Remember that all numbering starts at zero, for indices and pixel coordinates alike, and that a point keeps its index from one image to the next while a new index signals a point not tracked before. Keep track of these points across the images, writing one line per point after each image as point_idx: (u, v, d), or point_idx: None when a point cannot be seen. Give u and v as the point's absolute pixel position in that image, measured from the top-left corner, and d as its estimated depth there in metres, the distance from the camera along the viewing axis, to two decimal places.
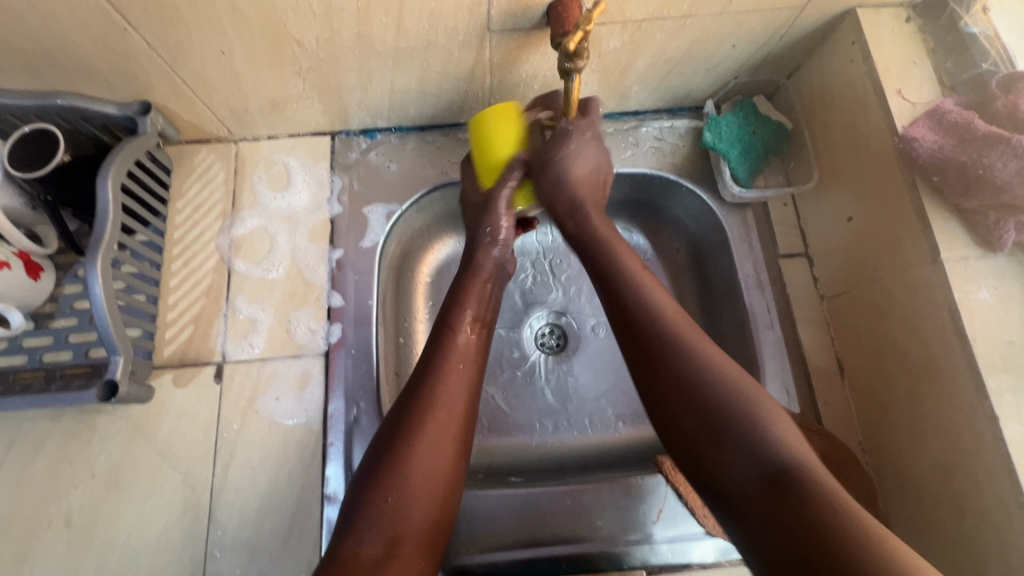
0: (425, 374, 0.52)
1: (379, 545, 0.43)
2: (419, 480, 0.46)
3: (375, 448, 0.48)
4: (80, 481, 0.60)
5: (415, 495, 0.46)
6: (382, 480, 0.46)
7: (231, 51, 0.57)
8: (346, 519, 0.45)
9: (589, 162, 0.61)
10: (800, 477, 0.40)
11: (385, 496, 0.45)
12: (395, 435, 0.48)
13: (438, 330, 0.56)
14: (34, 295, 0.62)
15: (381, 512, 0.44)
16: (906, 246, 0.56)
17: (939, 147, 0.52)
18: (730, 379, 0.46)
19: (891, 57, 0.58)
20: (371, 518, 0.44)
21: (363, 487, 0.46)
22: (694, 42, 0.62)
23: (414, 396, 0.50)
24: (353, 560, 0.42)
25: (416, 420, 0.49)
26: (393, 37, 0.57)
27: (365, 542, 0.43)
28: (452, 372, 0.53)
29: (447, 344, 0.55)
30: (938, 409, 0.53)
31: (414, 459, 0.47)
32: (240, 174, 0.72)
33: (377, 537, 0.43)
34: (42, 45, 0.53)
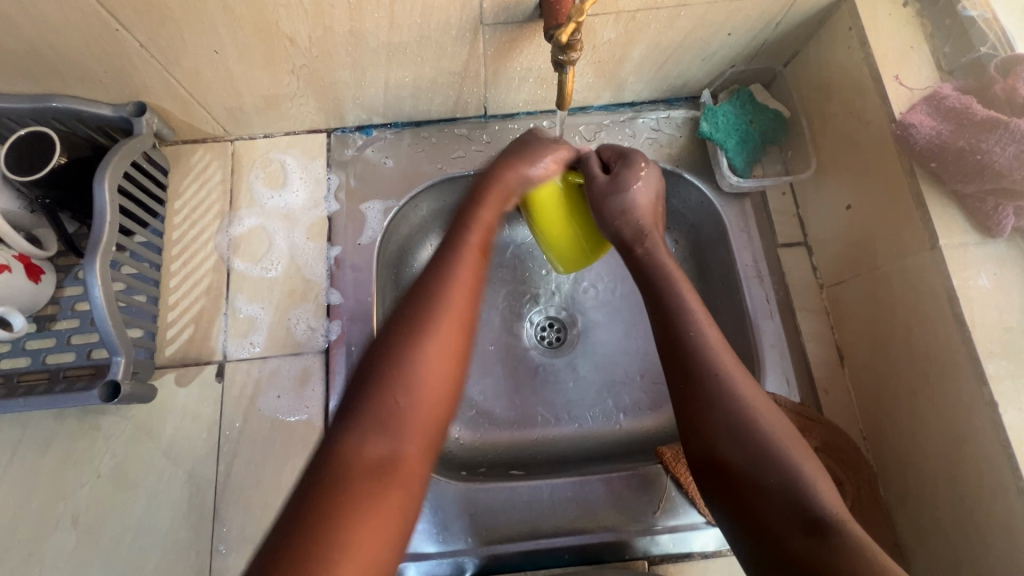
0: (437, 267, 0.45)
1: (381, 448, 0.38)
2: (431, 384, 0.40)
3: (381, 336, 0.42)
4: (86, 480, 0.60)
5: (422, 397, 0.40)
6: (391, 387, 0.39)
7: (223, 50, 0.57)
8: (339, 419, 0.39)
9: (651, 190, 0.57)
10: (811, 500, 0.38)
11: (393, 410, 0.39)
12: (406, 326, 0.42)
13: (452, 226, 0.49)
14: (35, 298, 0.63)
15: (391, 422, 0.39)
16: (905, 233, 0.56)
17: (937, 133, 0.52)
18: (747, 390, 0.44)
19: (889, 43, 0.58)
20: (379, 425, 0.38)
21: (364, 386, 0.39)
22: (689, 31, 0.62)
23: (428, 288, 0.44)
24: (353, 460, 0.36)
25: (432, 322, 0.42)
26: (386, 33, 0.57)
27: (369, 445, 0.37)
28: (467, 265, 0.46)
29: (460, 240, 0.47)
30: (938, 397, 0.53)
31: (420, 350, 0.41)
32: (237, 173, 0.72)
33: (379, 440, 0.38)
34: (35, 48, 0.53)
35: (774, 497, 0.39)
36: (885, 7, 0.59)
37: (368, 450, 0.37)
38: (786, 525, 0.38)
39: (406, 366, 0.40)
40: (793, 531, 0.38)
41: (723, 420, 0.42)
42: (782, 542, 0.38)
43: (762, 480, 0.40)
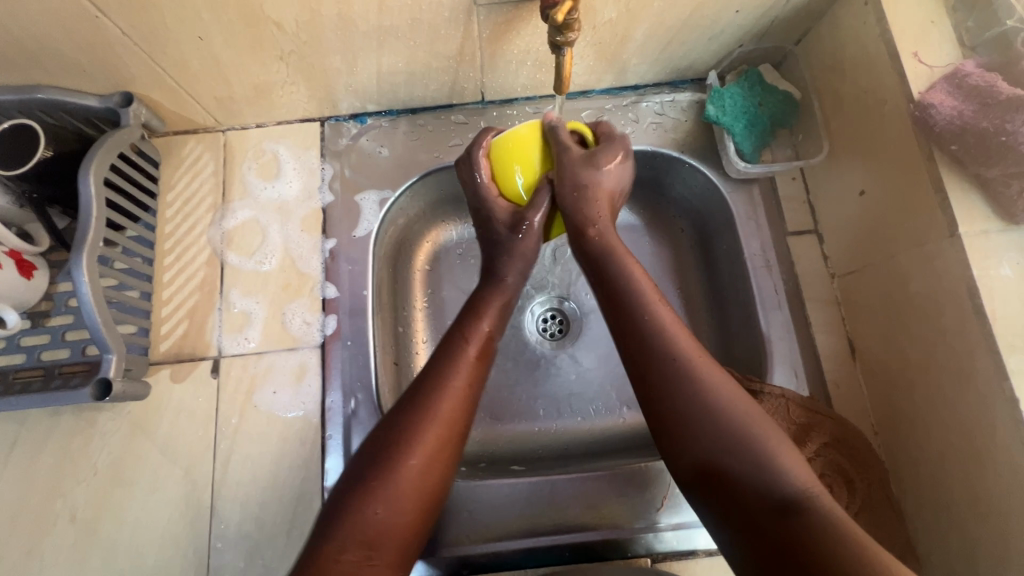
0: (427, 383, 0.46)
1: (356, 554, 0.39)
2: (412, 488, 0.42)
3: (362, 451, 0.44)
4: (83, 478, 0.60)
5: (400, 506, 0.41)
6: (368, 496, 0.41)
7: (207, 36, 0.55)
8: (323, 524, 0.41)
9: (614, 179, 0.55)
10: (781, 484, 0.39)
11: (365, 509, 0.41)
12: (393, 441, 0.43)
13: (450, 336, 0.50)
14: (28, 294, 0.62)
15: (363, 519, 0.40)
16: (922, 221, 0.53)
17: (958, 114, 0.49)
18: (710, 375, 0.44)
19: (907, 17, 0.54)
20: (349, 530, 0.40)
21: (349, 496, 0.41)
22: (695, 9, 0.59)
23: (416, 402, 0.45)
24: (329, 567, 0.39)
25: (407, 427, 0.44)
26: (375, 16, 0.55)
27: (346, 553, 0.39)
28: (458, 383, 0.47)
29: (457, 353, 0.49)
30: (955, 392, 0.51)
31: (403, 467, 0.42)
32: (229, 164, 0.71)
33: (355, 547, 0.40)
34: (14, 37, 0.52)
35: (742, 485, 0.39)
36: None
37: (343, 559, 0.39)
38: (758, 513, 0.38)
39: (374, 478, 0.42)
40: (765, 516, 0.38)
41: (689, 406, 0.43)
42: (756, 526, 0.38)
43: (740, 481, 0.40)
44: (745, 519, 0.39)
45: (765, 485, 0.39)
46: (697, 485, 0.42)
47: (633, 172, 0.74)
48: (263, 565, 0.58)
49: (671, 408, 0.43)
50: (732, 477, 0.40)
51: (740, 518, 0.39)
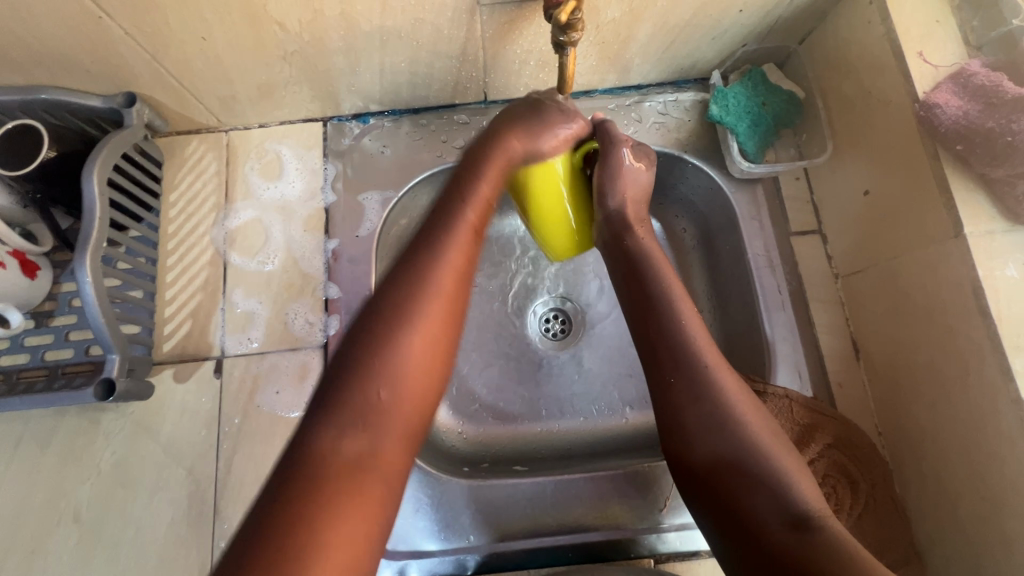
0: (426, 240, 0.43)
1: (359, 444, 0.35)
2: (413, 381, 0.38)
3: (356, 332, 0.39)
4: (87, 478, 0.60)
5: (404, 396, 0.38)
6: (368, 376, 0.37)
7: (211, 37, 0.55)
8: (314, 411, 0.36)
9: (638, 182, 0.53)
10: (795, 500, 0.39)
11: (367, 409, 0.36)
12: (385, 309, 0.39)
13: (443, 202, 0.46)
14: (32, 294, 0.62)
15: (368, 418, 0.36)
16: (927, 222, 0.53)
17: (964, 113, 0.48)
18: (733, 387, 0.44)
19: (913, 17, 0.54)
20: (351, 417, 0.36)
21: (342, 370, 0.37)
22: (698, 8, 0.58)
23: (410, 266, 0.42)
24: (330, 457, 0.34)
25: (409, 312, 0.39)
26: (379, 16, 0.55)
27: (344, 442, 0.35)
28: (459, 249, 0.44)
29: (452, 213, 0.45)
30: (960, 393, 0.51)
31: (403, 343, 0.38)
32: (232, 164, 0.71)
33: (358, 434, 0.36)
34: (18, 38, 0.52)
35: (762, 495, 0.40)
36: None
37: (337, 449, 0.35)
38: (772, 527, 0.38)
39: (380, 347, 0.38)
40: (778, 531, 0.38)
41: (709, 417, 0.43)
42: (766, 541, 0.38)
43: (760, 490, 0.40)
44: (758, 535, 0.39)
45: (782, 499, 0.39)
46: (709, 498, 0.42)
47: None
48: None
49: (691, 420, 0.43)
50: (746, 488, 0.40)
51: (753, 530, 0.39)
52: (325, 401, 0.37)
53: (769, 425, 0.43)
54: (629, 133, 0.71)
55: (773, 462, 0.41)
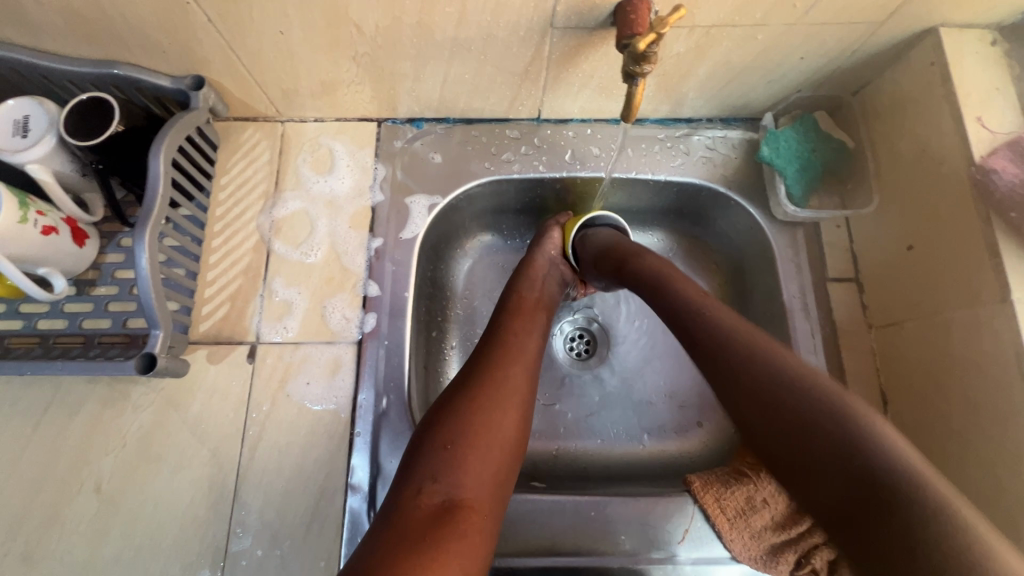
0: (489, 346, 0.56)
1: (438, 497, 0.44)
2: (482, 433, 0.48)
3: (430, 422, 0.50)
4: (111, 449, 0.61)
5: (476, 452, 0.47)
6: (440, 439, 0.47)
7: (288, 32, 0.56)
8: (402, 479, 0.46)
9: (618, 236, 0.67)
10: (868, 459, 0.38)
11: (448, 462, 0.46)
12: (453, 399, 0.51)
13: (498, 315, 0.61)
14: (78, 262, 0.63)
15: (441, 470, 0.46)
16: (969, 286, 0.54)
17: (1021, 181, 0.50)
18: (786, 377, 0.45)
19: (974, 82, 0.55)
20: (436, 469, 0.46)
21: (421, 445, 0.48)
22: (762, 51, 0.60)
23: (478, 363, 0.54)
24: (417, 507, 0.43)
25: (480, 399, 0.50)
26: (454, 28, 0.56)
27: (426, 491, 0.44)
28: (517, 345, 0.57)
29: (506, 325, 0.59)
30: (990, 457, 0.51)
31: (472, 414, 0.49)
32: (285, 154, 0.72)
33: (436, 489, 0.44)
34: (105, 15, 0.53)
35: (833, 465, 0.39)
36: (972, 44, 0.57)
37: (426, 494, 0.44)
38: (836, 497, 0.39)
39: (454, 418, 0.49)
40: (843, 503, 0.38)
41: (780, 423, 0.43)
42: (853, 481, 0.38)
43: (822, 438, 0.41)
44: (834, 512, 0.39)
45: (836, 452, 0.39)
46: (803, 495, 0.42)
47: (678, 202, 0.76)
48: (281, 556, 0.58)
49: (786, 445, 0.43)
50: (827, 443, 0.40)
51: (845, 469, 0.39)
52: (414, 467, 0.46)
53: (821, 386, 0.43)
54: (675, 164, 0.72)
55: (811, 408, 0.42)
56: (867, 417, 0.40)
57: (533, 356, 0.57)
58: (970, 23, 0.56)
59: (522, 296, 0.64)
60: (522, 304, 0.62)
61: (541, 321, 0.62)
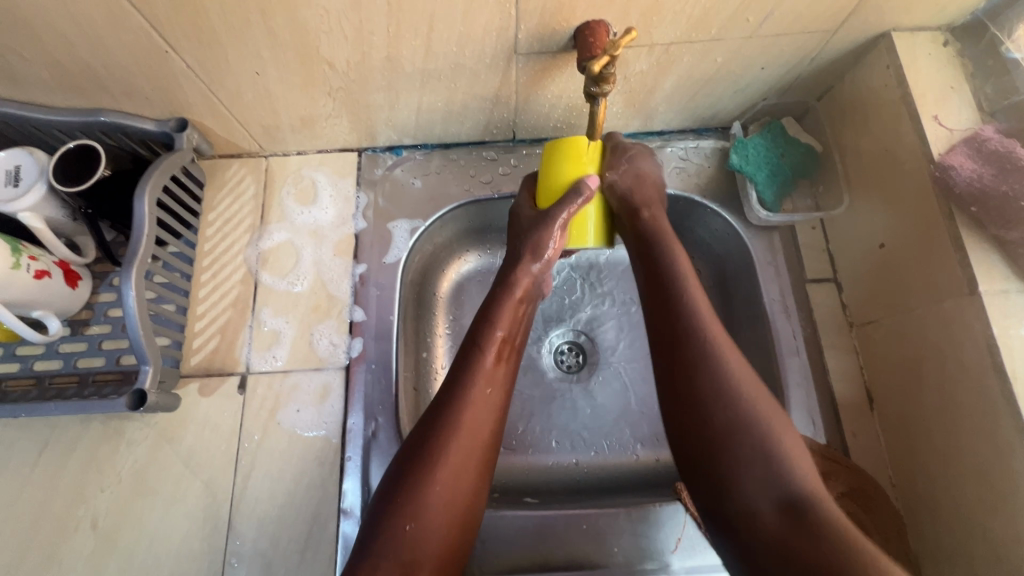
0: (455, 391, 0.52)
1: (394, 570, 0.44)
2: (438, 505, 0.47)
3: (390, 486, 0.48)
4: (107, 485, 0.62)
5: (434, 519, 0.47)
6: (401, 509, 0.46)
7: (264, 72, 0.59)
8: (363, 541, 0.46)
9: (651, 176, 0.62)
10: (784, 484, 0.44)
11: (410, 537, 0.45)
12: (420, 454, 0.48)
13: (466, 349, 0.55)
14: (71, 303, 0.65)
15: (399, 544, 0.45)
16: (940, 280, 0.54)
17: (979, 176, 0.51)
18: (766, 413, 0.47)
19: (928, 82, 0.57)
20: (392, 545, 0.45)
21: (382, 511, 0.47)
22: (722, 64, 0.62)
23: (443, 409, 0.51)
24: None
25: (440, 459, 0.48)
26: (422, 60, 0.58)
27: (382, 569, 0.44)
28: (476, 395, 0.52)
29: (475, 366, 0.54)
30: (972, 450, 0.52)
31: (436, 480, 0.47)
32: (270, 188, 0.74)
33: (393, 561, 0.44)
34: (89, 66, 0.56)
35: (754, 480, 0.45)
36: (925, 46, 0.59)
37: (382, 573, 0.44)
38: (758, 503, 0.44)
39: (416, 486, 0.47)
40: (769, 512, 0.44)
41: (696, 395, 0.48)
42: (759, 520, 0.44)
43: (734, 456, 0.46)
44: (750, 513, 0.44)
45: (772, 477, 0.44)
46: (705, 479, 0.47)
47: None
48: None
49: (682, 393, 0.49)
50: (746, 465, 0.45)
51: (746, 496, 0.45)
52: (371, 537, 0.46)
53: (754, 398, 0.47)
54: None
55: (715, 378, 0.48)
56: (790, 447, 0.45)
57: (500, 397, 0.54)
58: (921, 25, 0.58)
59: (508, 295, 0.58)
60: (491, 340, 0.55)
61: (509, 363, 0.56)
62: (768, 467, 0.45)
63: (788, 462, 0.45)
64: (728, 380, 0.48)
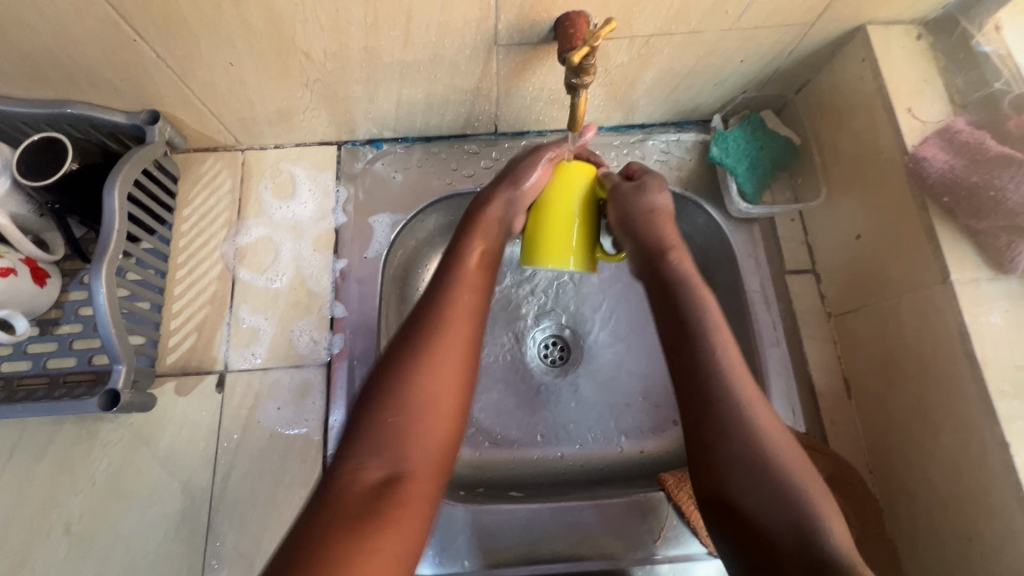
0: (436, 292, 0.47)
1: (381, 473, 0.38)
2: (430, 406, 0.41)
3: (367, 391, 0.42)
4: (80, 488, 0.60)
5: (429, 423, 0.41)
6: (382, 410, 0.40)
7: (239, 63, 0.57)
8: (336, 451, 0.40)
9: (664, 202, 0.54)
10: (810, 526, 0.38)
11: (396, 444, 0.39)
12: (400, 347, 0.43)
13: (445, 256, 0.51)
14: (40, 302, 0.63)
15: (387, 447, 0.39)
16: (914, 269, 0.55)
17: (950, 167, 0.52)
18: (777, 433, 0.42)
19: (902, 75, 0.58)
20: (375, 447, 0.39)
21: (357, 418, 0.41)
22: (703, 57, 0.62)
23: (420, 313, 0.46)
24: (351, 486, 0.37)
25: (429, 351, 0.43)
26: (401, 50, 0.57)
27: (368, 468, 0.38)
28: (459, 297, 0.47)
29: (457, 263, 0.49)
30: (946, 435, 0.53)
31: (423, 372, 0.42)
32: (246, 182, 0.73)
33: (379, 463, 0.38)
34: (53, 56, 0.54)
35: (780, 524, 0.39)
36: (899, 39, 0.59)
37: (365, 474, 0.38)
38: (774, 521, 0.39)
39: (396, 381, 0.41)
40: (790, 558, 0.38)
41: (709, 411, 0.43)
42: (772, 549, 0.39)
43: (755, 487, 0.40)
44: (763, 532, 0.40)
45: (783, 488, 0.40)
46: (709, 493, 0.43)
47: None
48: None
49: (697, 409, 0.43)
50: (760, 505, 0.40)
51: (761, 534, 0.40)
52: (347, 444, 0.40)
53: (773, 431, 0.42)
54: None
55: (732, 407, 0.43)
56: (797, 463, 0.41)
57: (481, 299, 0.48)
58: (895, 19, 0.59)
59: (476, 228, 0.53)
60: (469, 246, 0.51)
61: (490, 270, 0.51)
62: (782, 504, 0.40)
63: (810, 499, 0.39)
64: (749, 415, 0.42)
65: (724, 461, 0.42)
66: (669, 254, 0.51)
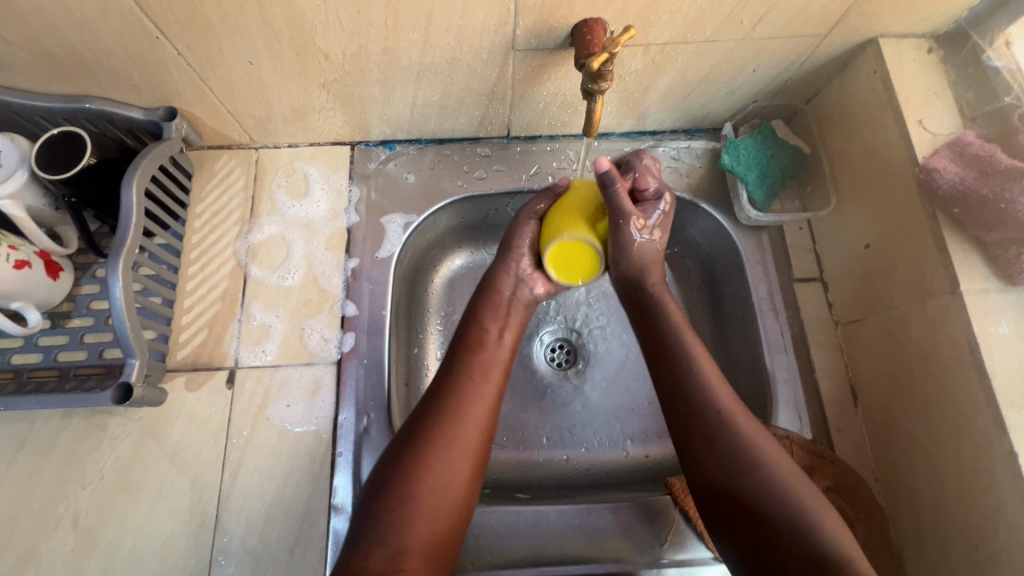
0: (446, 389, 0.52)
1: (387, 557, 0.43)
2: (430, 494, 0.46)
3: (382, 475, 0.48)
4: (89, 482, 0.60)
5: (426, 507, 0.46)
6: (392, 496, 0.46)
7: (258, 61, 0.58)
8: (355, 529, 0.45)
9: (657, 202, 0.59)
10: (786, 503, 0.45)
11: (399, 523, 0.45)
12: (410, 443, 0.49)
13: (461, 346, 0.57)
14: (53, 294, 0.63)
15: (391, 532, 0.44)
16: (923, 279, 0.56)
17: (961, 179, 0.52)
18: (765, 443, 0.49)
19: (913, 87, 0.59)
20: (382, 531, 0.44)
21: (372, 497, 0.46)
22: (716, 66, 0.63)
23: (433, 407, 0.51)
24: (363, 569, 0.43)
25: (434, 447, 0.48)
26: (419, 53, 0.58)
27: (374, 555, 0.43)
28: (474, 389, 0.52)
29: (470, 361, 0.55)
30: (953, 444, 0.53)
31: (429, 467, 0.47)
32: (260, 181, 0.73)
33: (385, 549, 0.44)
34: (75, 51, 0.54)
35: (772, 515, 0.45)
36: (911, 52, 0.60)
37: (372, 559, 0.43)
38: (780, 535, 0.44)
39: (407, 472, 0.47)
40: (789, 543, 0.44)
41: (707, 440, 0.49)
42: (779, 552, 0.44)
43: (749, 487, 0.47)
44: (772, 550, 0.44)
45: (778, 505, 0.45)
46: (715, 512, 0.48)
47: None
48: None
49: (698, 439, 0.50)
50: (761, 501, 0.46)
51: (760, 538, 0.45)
52: (361, 526, 0.45)
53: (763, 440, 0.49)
54: None
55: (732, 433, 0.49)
56: (786, 468, 0.47)
57: (493, 391, 0.54)
58: (907, 33, 0.60)
59: (498, 296, 0.61)
60: (485, 336, 0.58)
61: (504, 357, 0.57)
62: (776, 495, 0.46)
63: (791, 488, 0.46)
64: (744, 430, 0.49)
65: (716, 471, 0.48)
66: (662, 302, 0.59)
